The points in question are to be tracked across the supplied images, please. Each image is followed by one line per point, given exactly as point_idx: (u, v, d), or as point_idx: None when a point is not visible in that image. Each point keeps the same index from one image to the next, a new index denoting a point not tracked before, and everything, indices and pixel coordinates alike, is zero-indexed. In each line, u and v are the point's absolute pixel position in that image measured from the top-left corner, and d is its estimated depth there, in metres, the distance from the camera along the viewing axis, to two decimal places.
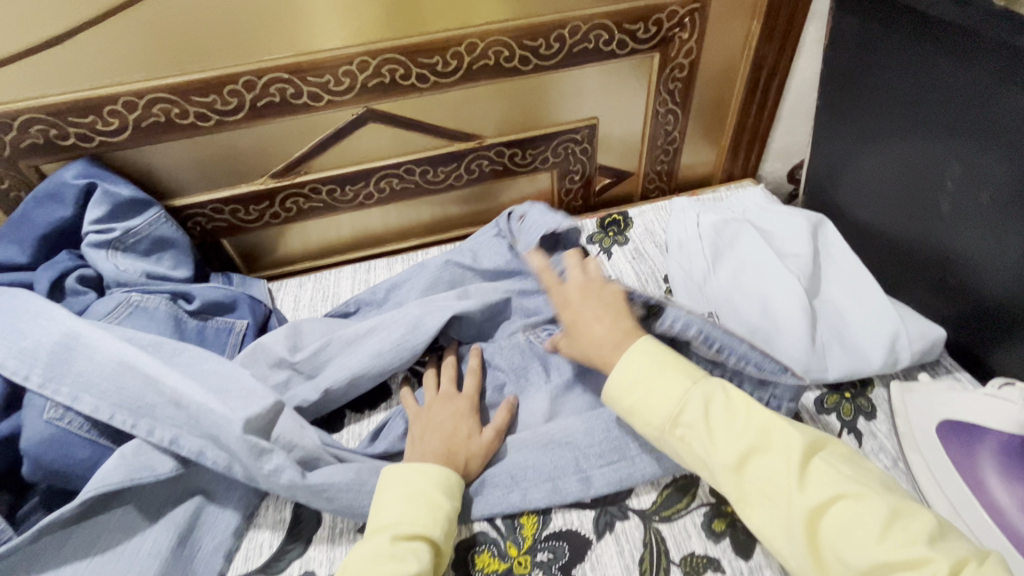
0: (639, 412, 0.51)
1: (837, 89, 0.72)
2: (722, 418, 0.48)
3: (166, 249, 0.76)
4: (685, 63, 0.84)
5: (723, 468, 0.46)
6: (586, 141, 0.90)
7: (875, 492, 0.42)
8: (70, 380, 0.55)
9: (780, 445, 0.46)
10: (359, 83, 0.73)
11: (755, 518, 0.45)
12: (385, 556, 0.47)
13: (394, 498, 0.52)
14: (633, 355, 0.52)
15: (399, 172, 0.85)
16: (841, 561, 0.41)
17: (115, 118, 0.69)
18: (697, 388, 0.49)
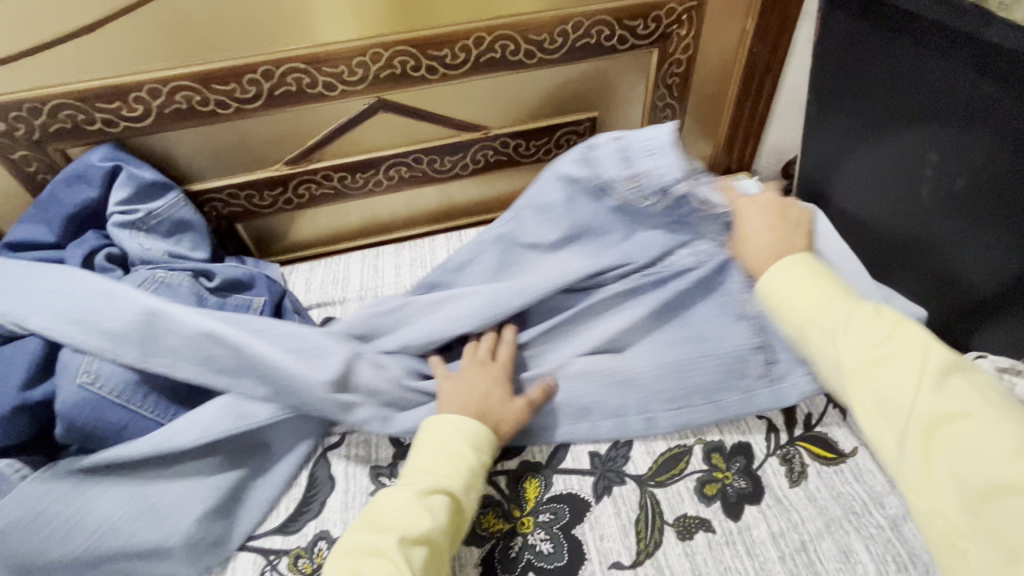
0: (783, 312, 0.50)
1: (826, 84, 0.76)
2: (864, 327, 0.44)
3: (185, 231, 0.80)
4: (682, 59, 0.88)
5: (850, 368, 0.44)
6: (588, 133, 0.94)
7: (1014, 419, 0.38)
8: (126, 340, 0.60)
9: (921, 356, 0.41)
10: (371, 74, 0.77)
11: (867, 419, 0.42)
12: (405, 509, 0.50)
13: (429, 451, 0.55)
14: (786, 263, 0.52)
15: (408, 160, 0.89)
16: (960, 474, 0.37)
17: (139, 105, 0.73)
18: (841, 300, 0.47)
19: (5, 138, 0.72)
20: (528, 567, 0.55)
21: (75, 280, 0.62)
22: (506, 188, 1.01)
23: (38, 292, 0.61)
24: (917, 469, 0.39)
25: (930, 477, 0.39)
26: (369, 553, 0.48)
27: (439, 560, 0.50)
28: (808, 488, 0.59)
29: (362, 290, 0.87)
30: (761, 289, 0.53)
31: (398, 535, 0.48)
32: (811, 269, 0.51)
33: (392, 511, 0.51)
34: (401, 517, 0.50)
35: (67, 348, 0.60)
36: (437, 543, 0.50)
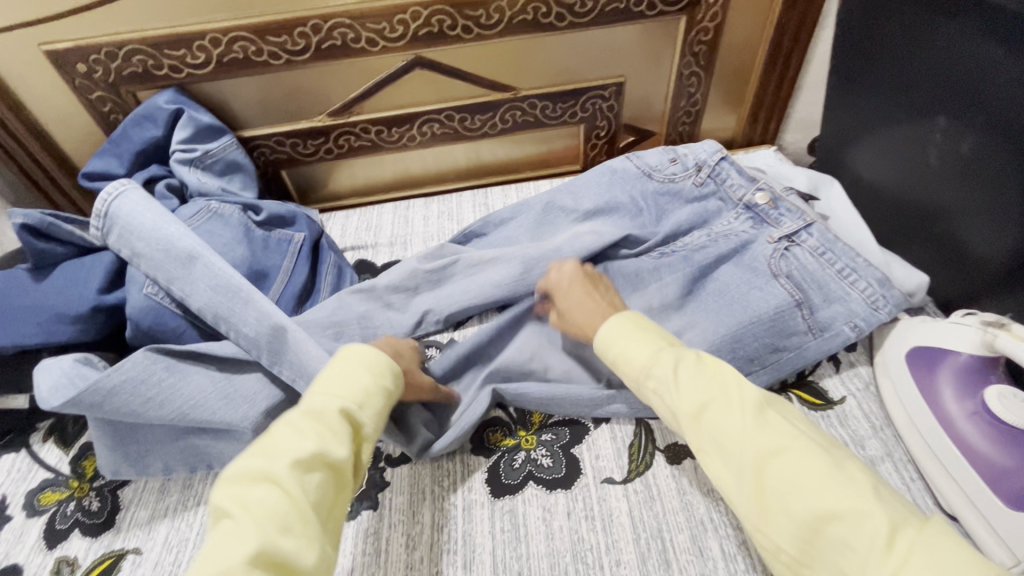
0: (622, 363, 0.56)
1: (849, 50, 0.78)
2: (693, 376, 0.51)
3: (236, 172, 0.87)
4: (710, 28, 0.90)
5: (686, 417, 0.49)
6: (613, 98, 0.98)
7: (822, 451, 0.44)
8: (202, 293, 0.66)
9: (742, 401, 0.48)
10: (411, 31, 0.82)
11: (709, 463, 0.48)
12: (299, 428, 0.47)
13: (342, 379, 0.53)
14: (618, 320, 0.58)
15: (441, 117, 0.95)
16: (784, 510, 0.43)
17: (201, 53, 0.80)
18: (669, 352, 0.53)
19: (85, 79, 0.81)
20: (530, 477, 0.61)
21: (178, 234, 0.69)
22: (532, 149, 1.05)
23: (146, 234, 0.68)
24: (759, 512, 0.44)
25: (768, 513, 0.44)
26: (257, 480, 0.43)
27: (335, 490, 0.47)
28: None
29: (392, 237, 0.94)
30: (597, 345, 0.59)
31: (289, 461, 0.44)
32: (640, 326, 0.57)
33: (284, 434, 0.46)
34: (294, 438, 0.46)
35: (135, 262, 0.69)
36: (339, 469, 0.48)
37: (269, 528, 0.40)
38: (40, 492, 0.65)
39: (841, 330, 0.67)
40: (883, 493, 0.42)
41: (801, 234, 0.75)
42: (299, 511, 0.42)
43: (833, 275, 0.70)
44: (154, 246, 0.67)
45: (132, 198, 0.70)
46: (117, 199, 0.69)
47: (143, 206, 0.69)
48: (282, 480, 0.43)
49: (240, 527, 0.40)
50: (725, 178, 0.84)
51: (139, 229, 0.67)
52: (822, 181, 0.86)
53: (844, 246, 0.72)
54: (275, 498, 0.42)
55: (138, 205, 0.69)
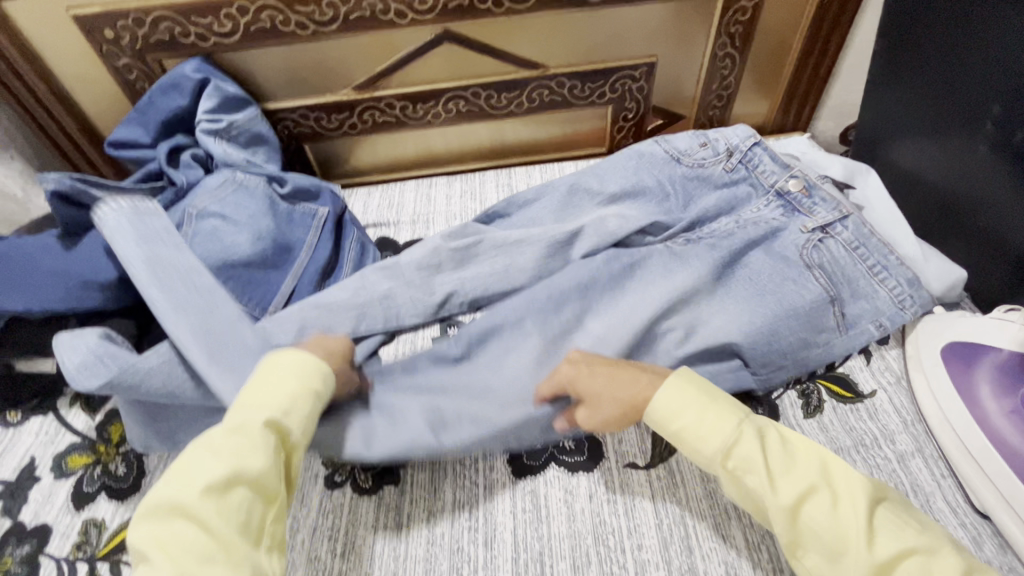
0: (686, 441, 0.52)
1: (907, 31, 0.75)
2: (783, 463, 0.48)
3: (260, 144, 0.87)
4: (748, 7, 0.87)
5: (783, 511, 0.47)
6: (644, 79, 0.95)
7: (942, 548, 0.43)
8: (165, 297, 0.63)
9: (844, 494, 0.47)
10: (441, 4, 0.80)
11: (811, 561, 0.46)
12: (216, 449, 0.48)
13: (270, 391, 0.53)
14: (670, 388, 0.53)
15: (467, 94, 0.93)
16: None
17: (229, 21, 0.79)
18: (751, 428, 0.51)
19: (112, 45, 0.80)
20: (552, 459, 0.61)
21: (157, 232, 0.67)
22: (556, 130, 1.03)
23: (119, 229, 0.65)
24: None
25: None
26: (170, 513, 0.45)
27: (263, 501, 0.48)
28: (820, 421, 0.63)
29: (415, 215, 0.93)
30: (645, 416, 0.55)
31: (199, 489, 0.45)
32: (704, 393, 0.53)
33: (197, 473, 0.46)
34: (209, 464, 0.47)
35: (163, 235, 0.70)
36: (262, 484, 0.48)
37: (186, 561, 0.42)
38: (67, 456, 0.66)
39: (867, 328, 0.67)
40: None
41: (835, 226, 0.73)
42: (218, 531, 0.44)
43: (863, 271, 0.70)
44: (140, 256, 0.64)
45: (139, 214, 0.68)
46: (110, 216, 0.66)
47: (148, 224, 0.68)
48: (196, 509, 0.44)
49: (157, 566, 0.42)
50: (757, 164, 0.81)
51: (128, 240, 0.65)
52: (858, 170, 0.83)
53: (878, 241, 0.70)
54: (191, 532, 0.43)
55: (144, 221, 0.68)
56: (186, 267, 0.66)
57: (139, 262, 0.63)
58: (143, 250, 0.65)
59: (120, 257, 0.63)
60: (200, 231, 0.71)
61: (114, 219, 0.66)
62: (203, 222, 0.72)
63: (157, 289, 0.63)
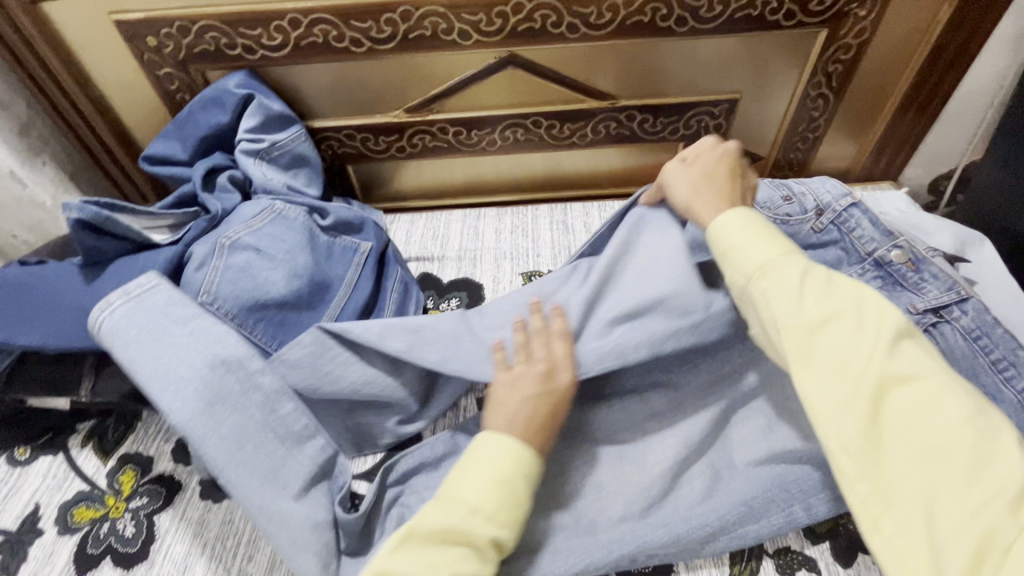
0: (731, 257, 0.51)
1: None
2: (816, 291, 0.46)
3: (302, 166, 0.80)
4: (852, 44, 0.78)
5: (802, 326, 0.45)
6: (723, 116, 0.86)
7: (947, 384, 0.41)
8: (189, 401, 0.50)
9: (875, 325, 0.43)
10: (509, 26, 0.73)
11: (807, 382, 0.44)
12: (449, 545, 0.45)
13: (510, 491, 0.48)
14: (722, 224, 0.53)
15: (526, 122, 0.85)
16: (893, 442, 0.40)
17: (279, 34, 0.73)
18: (792, 259, 0.49)
19: (153, 54, 0.74)
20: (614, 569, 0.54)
21: (169, 321, 0.54)
22: (617, 163, 0.95)
23: (133, 325, 0.53)
24: (866, 431, 0.41)
25: (879, 435, 0.41)
26: None
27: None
28: None
29: (461, 250, 0.86)
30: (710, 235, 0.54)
31: None
32: (757, 221, 0.52)
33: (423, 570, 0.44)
34: (440, 566, 0.44)
35: (192, 268, 0.62)
36: None
37: None
38: (74, 506, 0.60)
39: None
40: (992, 430, 0.39)
41: (952, 309, 0.62)
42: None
43: (985, 365, 0.59)
44: (159, 355, 0.52)
45: (146, 300, 0.54)
46: (115, 312, 0.53)
47: (153, 309, 0.54)
48: None
49: None
50: (854, 227, 0.71)
51: (139, 340, 0.52)
52: (970, 239, 0.73)
53: (1004, 332, 0.60)
54: None
55: (151, 307, 0.54)
56: (210, 337, 0.54)
57: (150, 360, 0.51)
58: (154, 342, 0.52)
59: (133, 365, 0.51)
60: (232, 266, 0.63)
61: (116, 319, 0.53)
62: (235, 255, 0.64)
63: (173, 397, 0.50)
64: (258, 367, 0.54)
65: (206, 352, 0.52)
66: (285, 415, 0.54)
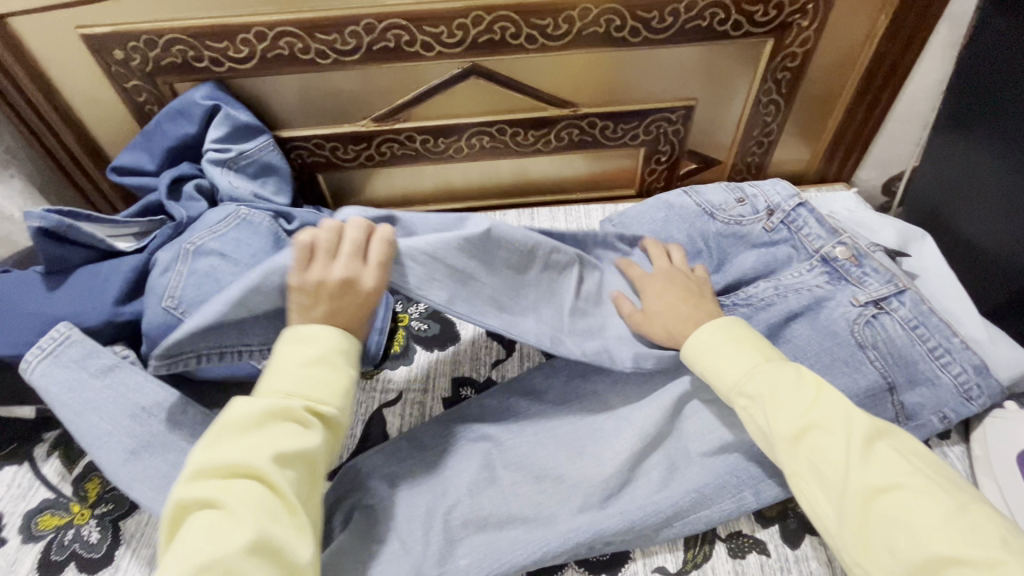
0: (711, 371, 0.56)
1: (984, 93, 0.69)
2: (787, 395, 0.50)
3: (271, 175, 0.81)
4: (798, 53, 0.82)
5: (782, 439, 0.49)
6: (680, 122, 0.90)
7: (935, 489, 0.44)
8: (123, 438, 0.53)
9: (845, 430, 0.47)
10: (470, 37, 0.76)
11: (807, 491, 0.47)
12: (287, 417, 0.47)
13: (305, 360, 0.51)
14: (711, 326, 0.58)
15: (491, 130, 0.88)
16: (891, 551, 0.42)
17: (245, 47, 0.75)
18: (766, 365, 0.53)
19: (121, 66, 0.76)
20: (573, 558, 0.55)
21: (92, 373, 0.55)
22: (583, 170, 0.98)
23: (54, 381, 0.55)
24: (862, 540, 0.44)
25: (868, 545, 0.43)
26: (236, 475, 0.44)
27: (309, 479, 0.48)
28: None
29: None
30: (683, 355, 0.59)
31: (270, 455, 0.45)
32: (729, 332, 0.57)
33: (261, 444, 0.46)
34: (276, 436, 0.46)
35: (157, 272, 0.63)
36: (315, 462, 0.49)
37: (260, 518, 0.43)
38: (38, 515, 0.60)
39: (929, 421, 0.61)
40: (975, 512, 0.42)
41: (891, 301, 0.65)
42: (284, 500, 0.45)
43: (923, 353, 0.62)
44: (89, 402, 0.54)
45: (61, 356, 0.55)
46: (38, 368, 0.55)
47: (73, 364, 0.55)
48: (268, 473, 0.45)
49: (227, 520, 0.42)
50: (801, 226, 0.75)
51: (63, 398, 0.54)
52: (913, 235, 0.76)
53: (939, 320, 0.63)
54: (257, 494, 0.44)
55: (70, 363, 0.55)
56: (128, 387, 0.55)
57: (76, 414, 0.54)
58: (78, 398, 0.55)
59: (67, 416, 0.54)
60: (197, 271, 0.64)
61: (39, 378, 0.55)
62: (200, 261, 0.65)
63: (99, 450, 0.53)
64: (179, 406, 0.56)
65: (124, 403, 0.54)
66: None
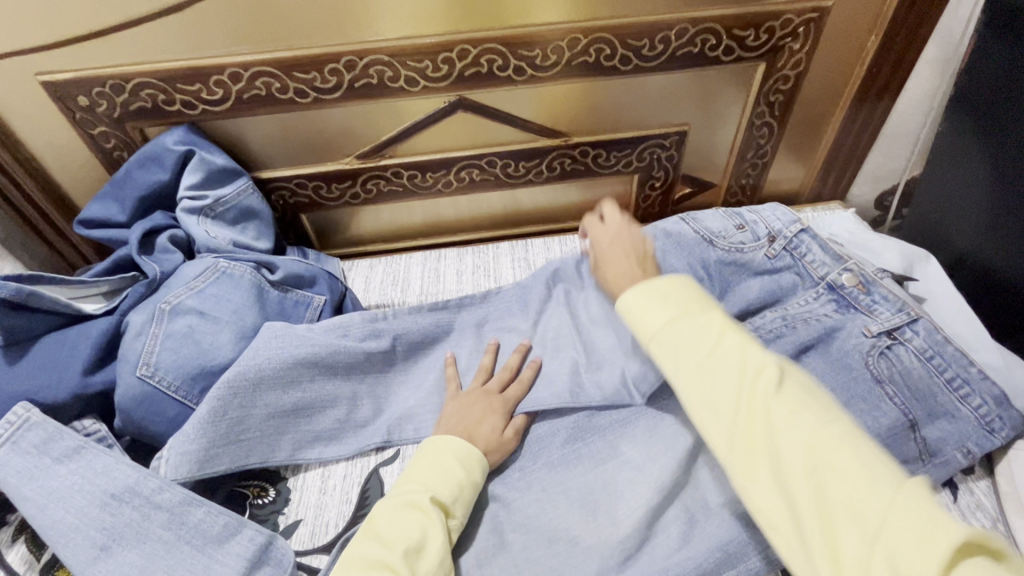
0: (635, 321, 0.49)
1: (977, 113, 0.68)
2: (694, 337, 0.45)
3: (251, 220, 0.77)
4: (790, 75, 0.80)
5: (685, 376, 0.44)
6: (673, 147, 0.88)
7: (831, 423, 0.39)
8: (95, 531, 0.49)
9: (740, 363, 0.42)
10: (456, 71, 0.73)
11: (702, 425, 0.43)
12: (417, 510, 0.51)
13: (429, 470, 0.55)
14: (666, 283, 0.49)
15: (481, 163, 0.85)
16: (781, 483, 0.38)
17: (220, 88, 0.71)
18: (685, 312, 0.47)
19: (86, 113, 0.71)
20: None
21: (56, 457, 0.51)
22: (576, 198, 0.95)
23: (14, 471, 0.50)
24: (743, 462, 0.40)
25: (749, 470, 0.40)
26: (373, 567, 0.47)
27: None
28: None
29: (422, 295, 0.84)
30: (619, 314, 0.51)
31: (401, 549, 0.48)
32: (660, 290, 0.48)
33: (392, 534, 0.50)
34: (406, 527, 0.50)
35: (128, 337, 0.59)
36: (442, 555, 0.50)
37: None
38: None
39: (953, 457, 0.58)
40: (878, 462, 0.36)
41: (904, 330, 0.63)
42: None
43: (940, 384, 0.60)
44: (55, 491, 0.50)
45: (21, 441, 0.51)
46: None
47: (36, 449, 0.51)
48: (397, 563, 0.47)
49: None
50: (804, 252, 0.73)
51: (25, 488, 0.50)
52: (916, 257, 0.74)
53: (955, 350, 0.61)
54: None
55: (31, 449, 0.51)
56: (97, 471, 0.51)
57: (38, 507, 0.49)
58: (40, 488, 0.50)
59: (32, 504, 0.49)
60: (174, 333, 0.60)
61: None
62: (177, 321, 0.61)
63: (67, 546, 0.48)
64: (154, 487, 0.51)
65: (92, 491, 0.50)
66: (196, 521, 0.51)
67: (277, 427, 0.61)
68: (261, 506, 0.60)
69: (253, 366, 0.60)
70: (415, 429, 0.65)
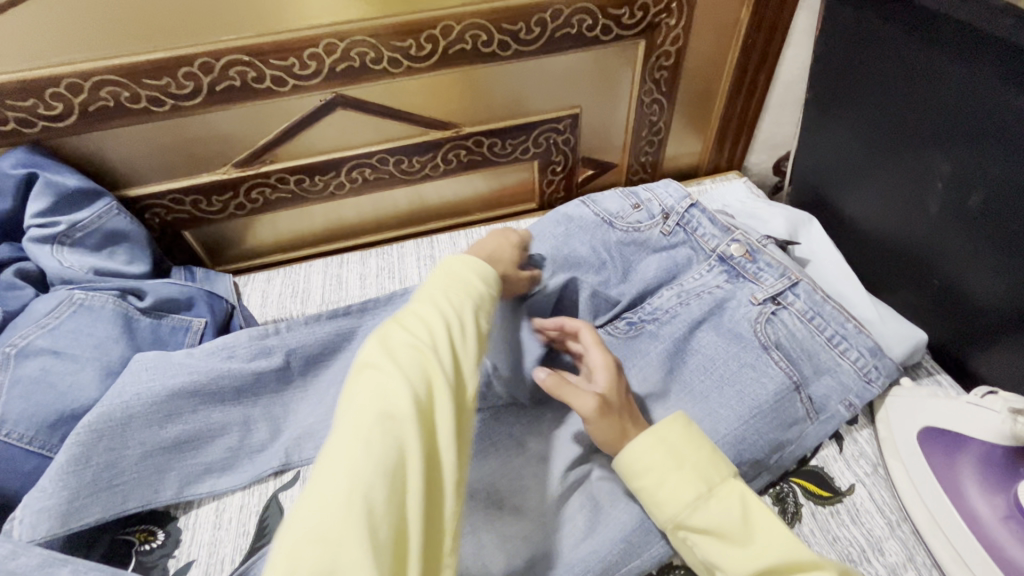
0: (653, 494, 0.49)
1: (836, 79, 0.71)
2: (738, 531, 0.46)
3: (119, 243, 0.71)
4: (671, 51, 0.81)
5: None
6: (569, 131, 0.87)
7: None
8: None
9: None
10: (326, 67, 0.69)
11: None
12: (394, 359, 0.44)
13: (442, 281, 0.54)
14: (654, 437, 0.51)
15: (372, 162, 0.82)
16: None
17: (59, 102, 0.64)
18: (714, 488, 0.48)
19: None
20: None
21: None
22: (481, 188, 0.93)
23: None
24: None
25: None
26: (403, 352, 0.45)
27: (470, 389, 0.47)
28: (801, 532, 0.55)
29: (324, 304, 0.80)
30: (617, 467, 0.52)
31: (421, 340, 0.46)
32: (671, 447, 0.50)
33: (374, 389, 0.42)
34: (392, 379, 0.43)
35: None
36: (459, 327, 0.49)
37: (415, 384, 0.43)
38: None
39: (837, 411, 0.61)
40: None
41: (786, 295, 0.66)
42: (433, 380, 0.44)
43: (822, 343, 0.63)
44: None
45: None
46: None
47: None
48: (416, 350, 0.46)
49: (386, 378, 0.43)
50: (696, 226, 0.74)
51: None
52: (800, 221, 0.77)
53: (833, 308, 0.64)
54: (413, 360, 0.44)
55: None
56: None
57: None
58: None
59: None
60: (23, 378, 0.55)
61: None
62: (26, 364, 0.56)
63: None
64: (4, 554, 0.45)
65: None
66: None
67: (158, 466, 0.57)
68: (149, 551, 0.55)
69: (120, 404, 0.55)
70: (315, 448, 0.62)
